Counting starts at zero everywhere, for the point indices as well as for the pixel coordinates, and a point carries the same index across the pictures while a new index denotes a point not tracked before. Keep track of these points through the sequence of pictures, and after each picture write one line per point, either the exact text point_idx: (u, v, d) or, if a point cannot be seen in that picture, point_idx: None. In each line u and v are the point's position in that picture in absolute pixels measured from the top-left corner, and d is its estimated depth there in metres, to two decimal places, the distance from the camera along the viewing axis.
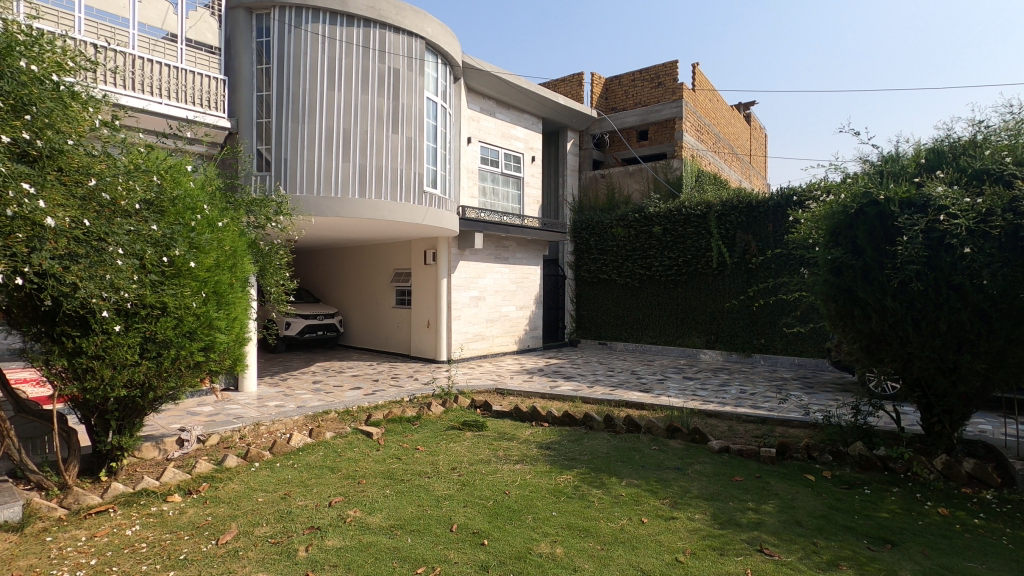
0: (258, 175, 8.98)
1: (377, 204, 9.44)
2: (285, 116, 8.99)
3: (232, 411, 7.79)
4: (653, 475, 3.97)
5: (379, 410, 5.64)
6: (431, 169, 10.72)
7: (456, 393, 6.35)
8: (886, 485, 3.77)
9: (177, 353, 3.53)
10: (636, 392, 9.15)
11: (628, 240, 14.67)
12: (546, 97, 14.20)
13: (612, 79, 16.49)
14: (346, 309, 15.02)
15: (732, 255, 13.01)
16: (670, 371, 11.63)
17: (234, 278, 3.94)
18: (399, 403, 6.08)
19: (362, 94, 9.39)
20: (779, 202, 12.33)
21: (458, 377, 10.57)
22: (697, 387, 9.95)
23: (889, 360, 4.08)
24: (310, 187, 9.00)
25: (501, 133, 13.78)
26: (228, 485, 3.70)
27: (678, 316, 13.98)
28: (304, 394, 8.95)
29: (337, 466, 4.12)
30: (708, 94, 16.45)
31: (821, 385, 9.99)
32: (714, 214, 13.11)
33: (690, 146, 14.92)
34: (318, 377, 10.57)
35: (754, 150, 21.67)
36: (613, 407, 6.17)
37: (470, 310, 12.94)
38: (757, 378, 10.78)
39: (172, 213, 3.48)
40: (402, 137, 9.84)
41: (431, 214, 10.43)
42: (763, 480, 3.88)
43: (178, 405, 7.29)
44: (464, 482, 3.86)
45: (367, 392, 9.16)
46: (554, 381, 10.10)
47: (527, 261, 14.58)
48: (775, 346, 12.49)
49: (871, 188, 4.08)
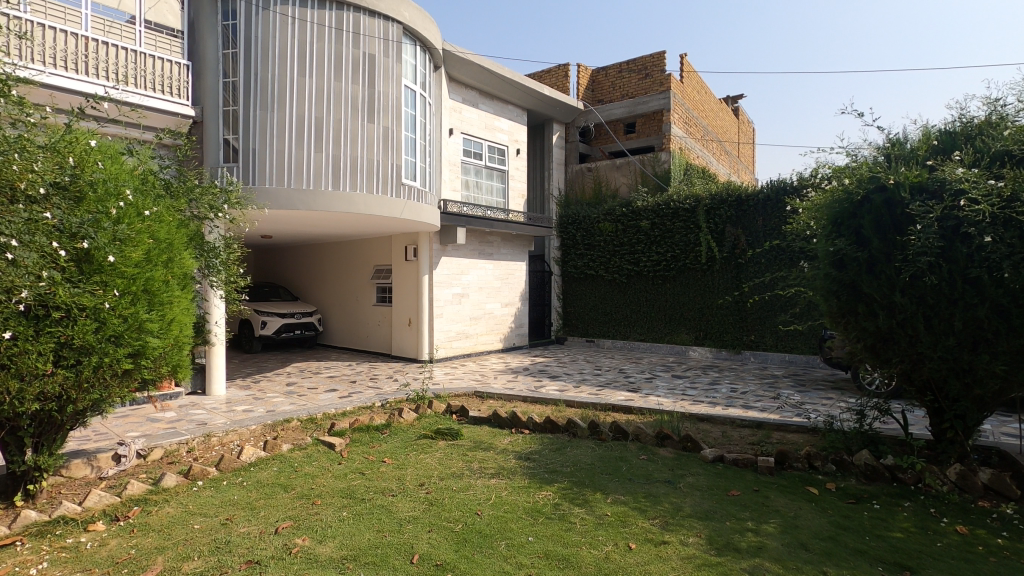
0: (224, 166, 8.49)
1: (352, 197, 8.97)
2: (253, 104, 8.50)
3: (195, 417, 7.32)
4: (642, 489, 3.60)
5: (345, 417, 5.23)
6: (410, 161, 10.25)
7: (431, 398, 5.96)
8: (896, 500, 3.43)
9: (100, 360, 3.08)
10: (623, 393, 8.82)
11: (615, 235, 14.33)
12: (531, 88, 13.80)
13: (599, 71, 16.13)
14: (325, 307, 14.53)
15: (722, 250, 12.72)
16: (658, 369, 11.28)
17: (169, 275, 3.49)
18: (370, 410, 5.67)
19: (335, 81, 8.91)
20: (769, 196, 12.05)
21: (439, 377, 10.15)
22: (687, 386, 9.63)
23: (897, 360, 3.75)
24: (280, 179, 8.52)
25: (484, 125, 13.36)
26: (161, 510, 3.26)
27: (666, 312, 13.67)
28: (275, 398, 8.51)
29: (291, 484, 3.69)
30: (696, 86, 16.15)
31: (813, 383, 9.75)
32: (703, 208, 12.79)
33: (678, 139, 14.59)
34: (292, 378, 10.11)
35: (743, 144, 21.52)
36: (598, 411, 5.81)
37: (453, 307, 12.53)
38: (747, 376, 10.49)
39: (88, 200, 3.03)
40: (378, 127, 9.37)
41: (410, 208, 9.96)
42: (762, 494, 3.51)
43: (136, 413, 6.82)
44: (431, 502, 3.45)
45: (343, 395, 8.74)
46: (539, 381, 9.74)
47: (512, 257, 14.18)
48: (765, 343, 12.24)
49: (878, 172, 3.74)
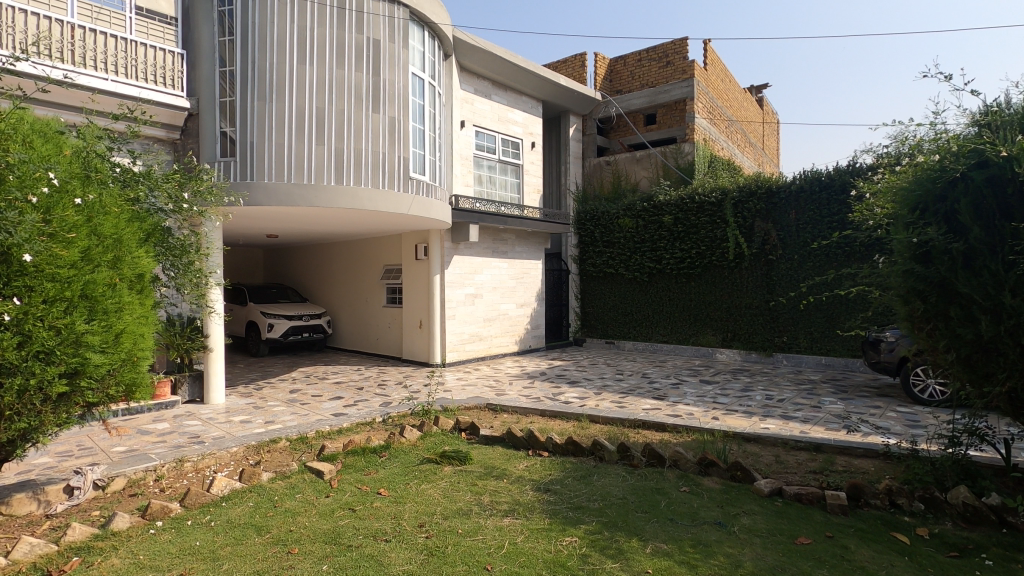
0: (221, 161, 7.98)
1: (357, 193, 8.41)
2: (249, 94, 7.98)
3: (188, 431, 6.84)
4: (688, 535, 2.94)
5: (341, 437, 4.65)
6: (419, 153, 9.65)
7: (439, 413, 5.36)
8: (1012, 553, 2.72)
9: (23, 384, 2.55)
10: (649, 402, 8.15)
11: (636, 231, 13.60)
12: (547, 78, 13.15)
13: (618, 60, 15.44)
14: (334, 309, 14.06)
15: (751, 246, 11.94)
16: (684, 374, 10.51)
17: (116, 276, 2.90)
18: (370, 427, 5.10)
19: (338, 69, 8.35)
20: (802, 188, 11.28)
21: (452, 383, 9.57)
22: (717, 393, 8.92)
23: (1003, 376, 3.05)
24: (279, 173, 7.99)
25: (498, 117, 12.74)
26: (105, 561, 2.69)
27: (690, 312, 12.93)
28: (276, 407, 8.02)
29: (266, 525, 3.10)
30: (720, 74, 15.38)
31: (856, 390, 8.96)
32: (730, 201, 12.04)
33: (702, 129, 13.84)
34: (296, 385, 9.61)
35: (767, 136, 20.60)
36: (626, 428, 5.17)
37: (466, 308, 11.92)
38: (782, 381, 9.71)
39: (3, 184, 2.48)
40: (384, 117, 8.80)
41: (418, 203, 9.36)
42: (839, 543, 2.83)
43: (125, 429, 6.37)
44: (431, 551, 2.84)
45: (348, 403, 8.21)
46: (557, 388, 9.10)
47: (527, 255, 13.54)
48: (798, 345, 11.45)
49: (981, 145, 3.06)
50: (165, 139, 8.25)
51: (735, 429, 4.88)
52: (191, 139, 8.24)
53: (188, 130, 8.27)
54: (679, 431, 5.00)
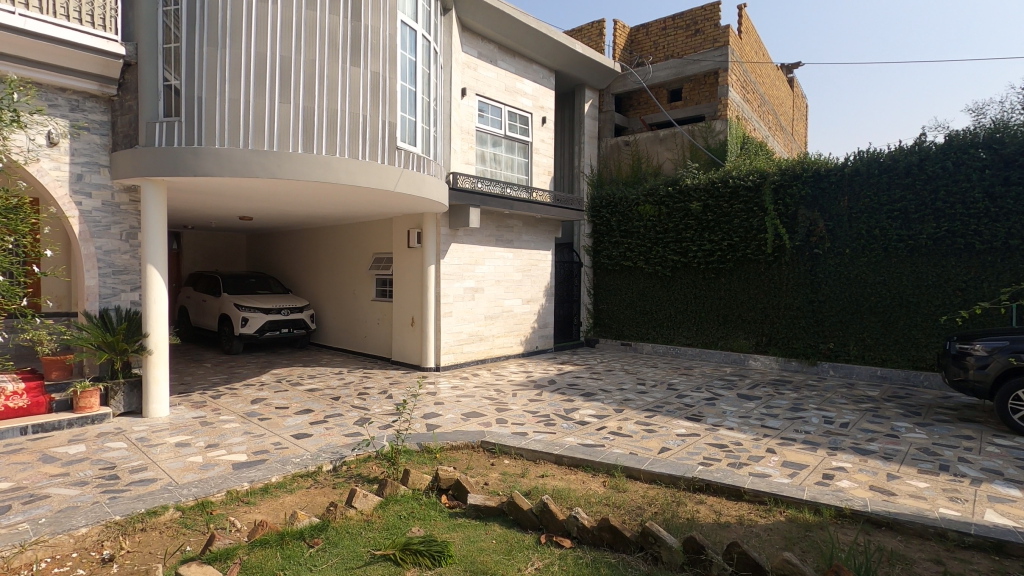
0: (163, 122, 6.55)
1: (330, 162, 6.85)
2: (196, 39, 6.47)
3: (107, 457, 5.44)
4: None
5: (261, 512, 3.43)
6: (410, 119, 8.06)
7: (408, 467, 4.17)
8: None
9: None
10: (684, 425, 6.66)
11: (658, 220, 12.03)
12: (560, 42, 11.56)
13: (639, 28, 13.80)
14: (319, 302, 12.62)
15: (793, 237, 10.36)
16: (717, 386, 8.96)
17: None
18: (310, 489, 3.83)
19: (307, 9, 6.82)
20: (856, 170, 9.68)
21: (445, 393, 8.08)
22: (763, 414, 7.39)
23: None
24: (234, 137, 6.51)
25: (505, 86, 11.17)
26: None
27: (720, 312, 11.42)
28: (229, 423, 6.61)
29: None
30: (755, 45, 13.70)
31: (931, 412, 7.45)
32: (770, 185, 10.44)
33: (735, 105, 12.23)
34: (263, 392, 8.19)
35: (797, 120, 18.88)
36: (678, 497, 3.70)
37: (465, 304, 10.42)
38: (837, 399, 8.19)
39: None
40: (365, 72, 7.27)
41: (407, 178, 7.77)
42: None
43: (10, 470, 4.98)
44: None
45: (318, 419, 6.77)
46: (570, 403, 7.62)
47: (536, 245, 12.03)
48: (847, 353, 9.92)
49: None
50: (100, 96, 6.88)
51: (846, 504, 3.41)
52: (129, 95, 6.82)
53: (126, 83, 6.85)
54: (762, 502, 3.58)
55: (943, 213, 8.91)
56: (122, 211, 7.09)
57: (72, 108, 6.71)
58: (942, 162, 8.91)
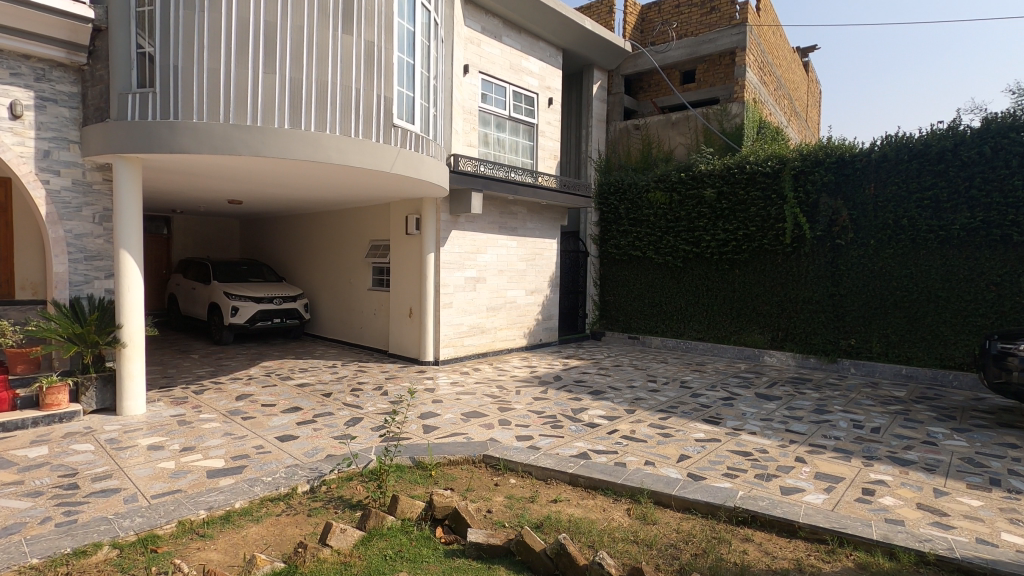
0: (137, 93, 5.97)
1: (319, 139, 6.27)
2: (172, 2, 5.87)
3: (69, 462, 4.92)
4: None
5: (228, 551, 2.97)
6: (407, 95, 7.44)
7: (399, 491, 3.69)
8: None
9: None
10: (703, 429, 6.12)
11: (670, 208, 11.43)
12: (569, 17, 10.90)
13: (651, 6, 13.12)
14: (313, 291, 12.08)
15: (814, 227, 9.77)
16: (734, 385, 8.42)
17: None
18: (289, 519, 3.41)
19: None
20: (884, 155, 9.07)
21: (444, 390, 7.55)
22: (785, 416, 6.85)
23: None
24: (214, 109, 5.92)
25: (510, 64, 10.52)
26: None
27: (733, 305, 10.89)
28: (209, 423, 6.09)
29: None
30: (773, 23, 13.00)
31: (967, 416, 6.92)
32: (790, 171, 9.85)
33: (753, 86, 11.60)
34: (250, 387, 7.66)
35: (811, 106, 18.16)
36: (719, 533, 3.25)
37: (466, 295, 9.87)
38: (863, 400, 7.66)
39: None
40: (359, 42, 6.67)
41: (405, 158, 7.19)
42: None
43: None
44: None
45: (305, 418, 6.23)
46: (578, 402, 7.09)
47: (541, 233, 11.45)
48: (869, 351, 9.39)
49: None
50: (69, 65, 6.29)
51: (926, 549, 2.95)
52: (101, 64, 6.22)
53: (98, 51, 6.25)
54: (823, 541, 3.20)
55: (978, 201, 8.32)
56: (94, 191, 6.51)
57: (38, 77, 6.12)
58: (979, 147, 8.30)
